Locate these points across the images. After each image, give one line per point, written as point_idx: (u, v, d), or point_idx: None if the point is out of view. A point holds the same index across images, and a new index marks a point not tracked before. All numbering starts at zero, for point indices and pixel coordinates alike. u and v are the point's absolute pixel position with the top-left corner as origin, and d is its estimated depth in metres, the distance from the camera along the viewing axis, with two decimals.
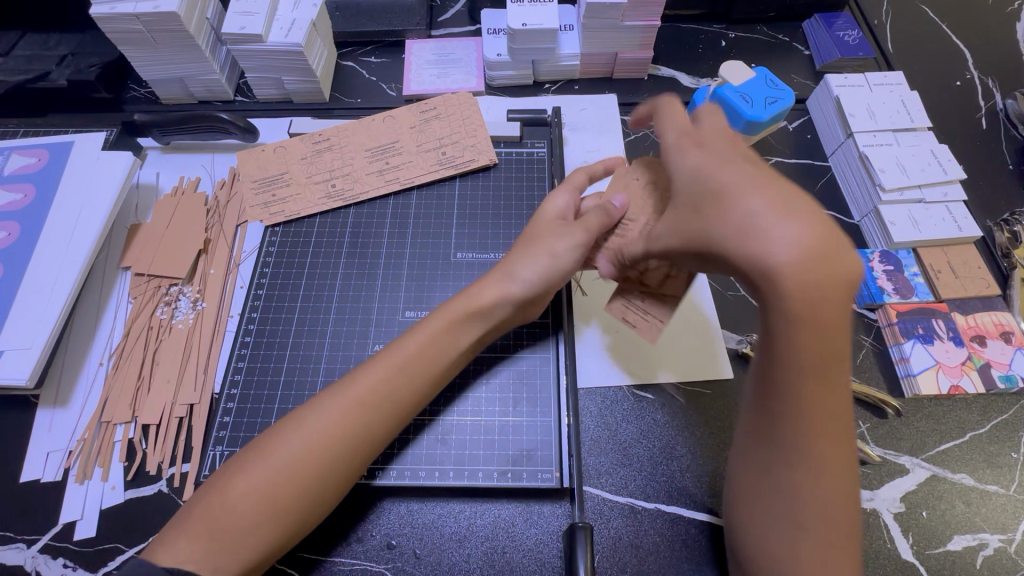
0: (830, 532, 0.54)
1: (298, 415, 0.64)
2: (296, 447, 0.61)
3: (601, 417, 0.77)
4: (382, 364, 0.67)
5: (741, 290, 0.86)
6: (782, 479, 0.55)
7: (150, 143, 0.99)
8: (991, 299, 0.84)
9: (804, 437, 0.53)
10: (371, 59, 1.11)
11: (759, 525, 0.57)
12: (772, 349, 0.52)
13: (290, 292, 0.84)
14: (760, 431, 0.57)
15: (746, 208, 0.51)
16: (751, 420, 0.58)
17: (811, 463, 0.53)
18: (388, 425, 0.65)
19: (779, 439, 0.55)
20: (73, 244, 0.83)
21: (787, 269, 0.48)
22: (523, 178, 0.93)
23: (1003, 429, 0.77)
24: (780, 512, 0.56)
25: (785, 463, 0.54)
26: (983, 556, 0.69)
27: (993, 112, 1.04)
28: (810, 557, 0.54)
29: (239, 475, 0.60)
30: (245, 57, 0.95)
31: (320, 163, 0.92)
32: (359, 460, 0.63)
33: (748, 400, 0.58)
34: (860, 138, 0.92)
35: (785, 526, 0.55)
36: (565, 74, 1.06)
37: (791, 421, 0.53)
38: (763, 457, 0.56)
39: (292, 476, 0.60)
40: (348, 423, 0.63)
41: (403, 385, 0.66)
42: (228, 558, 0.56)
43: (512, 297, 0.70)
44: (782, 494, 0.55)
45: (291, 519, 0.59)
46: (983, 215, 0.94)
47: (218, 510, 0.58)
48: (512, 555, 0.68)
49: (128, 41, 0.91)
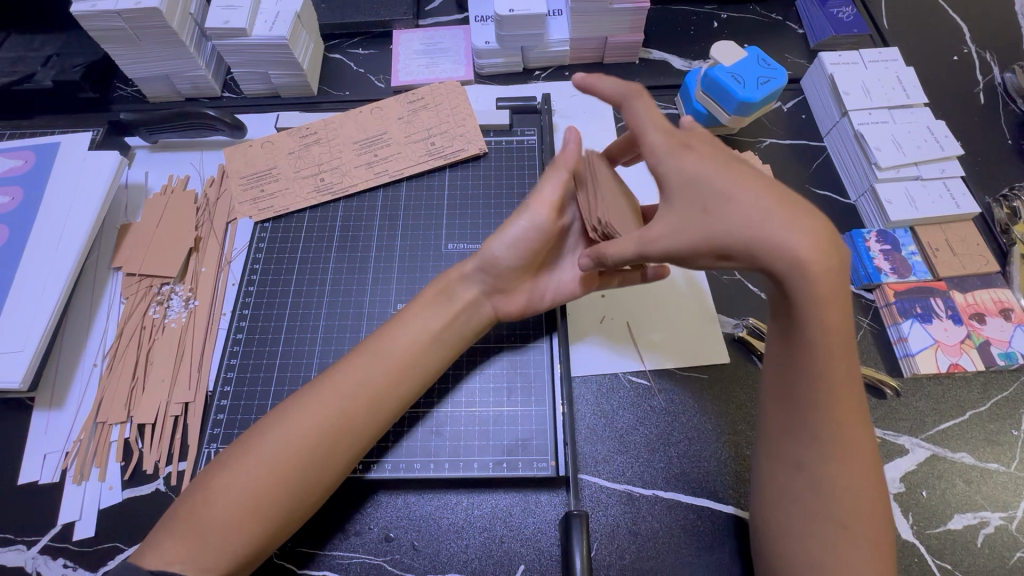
0: (863, 524, 0.57)
1: (281, 408, 0.64)
2: (279, 438, 0.61)
3: (596, 405, 0.76)
4: (363, 355, 0.67)
5: (736, 274, 0.85)
6: (818, 476, 0.58)
7: (138, 142, 0.98)
8: (990, 276, 0.83)
9: (832, 430, 0.58)
10: (359, 51, 1.09)
11: (797, 520, 0.59)
12: (799, 352, 0.57)
13: (281, 288, 0.83)
14: (785, 430, 0.61)
15: (758, 204, 0.54)
16: (774, 419, 0.62)
17: (842, 456, 0.58)
18: (370, 413, 0.65)
19: (807, 434, 0.59)
20: (62, 246, 0.83)
21: (807, 258, 0.52)
22: (514, 167, 0.92)
23: (1004, 407, 0.76)
24: (819, 512, 0.58)
25: (814, 454, 0.58)
26: (984, 535, 0.69)
27: (991, 86, 1.03)
28: (852, 550, 0.57)
29: (224, 469, 0.60)
30: (231, 52, 0.94)
31: (308, 157, 0.91)
32: (341, 448, 0.63)
33: (770, 397, 0.62)
34: (854, 116, 0.91)
35: (827, 525, 0.58)
36: (555, 60, 1.04)
37: (818, 416, 0.58)
38: (794, 451, 0.60)
39: (272, 467, 0.60)
40: (330, 412, 0.63)
41: (379, 370, 0.66)
42: (216, 555, 0.57)
43: (478, 281, 0.73)
44: (819, 491, 0.58)
45: (275, 513, 0.59)
46: (982, 191, 0.92)
47: (202, 506, 0.58)
48: (510, 544, 0.68)
49: (111, 39, 0.90)
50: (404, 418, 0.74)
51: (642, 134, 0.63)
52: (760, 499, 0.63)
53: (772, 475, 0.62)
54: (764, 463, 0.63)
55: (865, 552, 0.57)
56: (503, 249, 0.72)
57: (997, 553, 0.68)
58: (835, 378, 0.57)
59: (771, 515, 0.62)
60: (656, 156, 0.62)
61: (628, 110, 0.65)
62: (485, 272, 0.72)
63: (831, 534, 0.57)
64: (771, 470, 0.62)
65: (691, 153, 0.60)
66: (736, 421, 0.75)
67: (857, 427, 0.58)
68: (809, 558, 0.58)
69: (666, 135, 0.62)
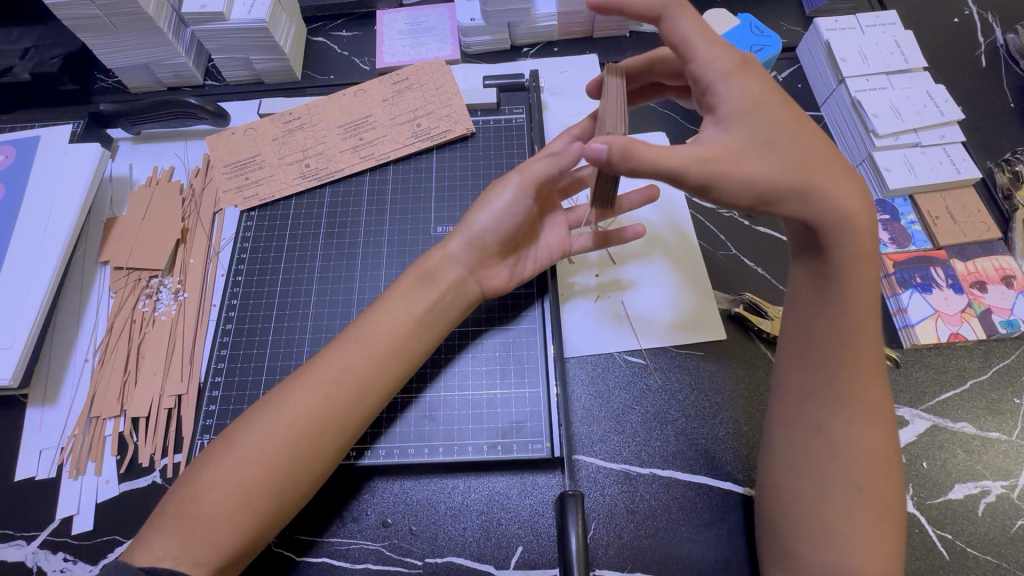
0: (866, 489, 0.57)
1: (271, 399, 0.64)
2: (268, 430, 0.61)
3: (592, 385, 0.76)
4: (346, 342, 0.66)
5: (732, 250, 0.84)
6: (837, 438, 0.59)
7: (120, 134, 0.97)
8: (991, 243, 0.82)
9: (853, 387, 0.59)
10: (342, 33, 1.07)
11: (802, 489, 0.59)
12: (825, 313, 0.61)
13: (269, 278, 0.82)
14: (807, 387, 0.62)
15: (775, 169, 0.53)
16: (790, 384, 0.63)
17: (856, 415, 0.59)
18: (360, 404, 0.64)
19: (829, 393, 0.60)
20: (47, 241, 0.82)
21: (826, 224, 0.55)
22: (503, 146, 0.90)
23: (1005, 375, 0.75)
24: (832, 474, 0.58)
25: (837, 421, 0.59)
26: (985, 504, 0.68)
27: (993, 48, 0.99)
28: (862, 518, 0.56)
29: (212, 466, 0.60)
30: (209, 38, 0.91)
31: (292, 143, 0.89)
32: (328, 439, 0.62)
33: (788, 362, 0.64)
34: (851, 83, 0.88)
35: (845, 488, 0.57)
36: (543, 36, 1.02)
37: (840, 374, 0.59)
38: (813, 412, 0.61)
39: (261, 462, 0.59)
40: (316, 403, 0.62)
41: (364, 359, 0.65)
42: (208, 549, 0.57)
43: (460, 260, 0.72)
44: (837, 453, 0.58)
45: (267, 505, 0.59)
46: (983, 156, 0.90)
47: (191, 501, 0.58)
48: (507, 525, 0.68)
49: (86, 27, 0.87)
50: (397, 404, 0.73)
51: (692, 49, 0.58)
52: (768, 471, 0.62)
53: (789, 441, 0.62)
54: (779, 429, 0.63)
55: (869, 519, 0.56)
56: (480, 228, 0.71)
57: (998, 521, 0.67)
58: (858, 332, 0.59)
59: (783, 481, 0.61)
60: (715, 73, 0.57)
61: (667, 23, 0.59)
62: (469, 252, 0.72)
63: (846, 497, 0.57)
64: (788, 435, 0.62)
65: (752, 80, 0.57)
66: (732, 397, 0.74)
67: (875, 385, 0.59)
68: (815, 530, 0.58)
69: (727, 52, 0.57)
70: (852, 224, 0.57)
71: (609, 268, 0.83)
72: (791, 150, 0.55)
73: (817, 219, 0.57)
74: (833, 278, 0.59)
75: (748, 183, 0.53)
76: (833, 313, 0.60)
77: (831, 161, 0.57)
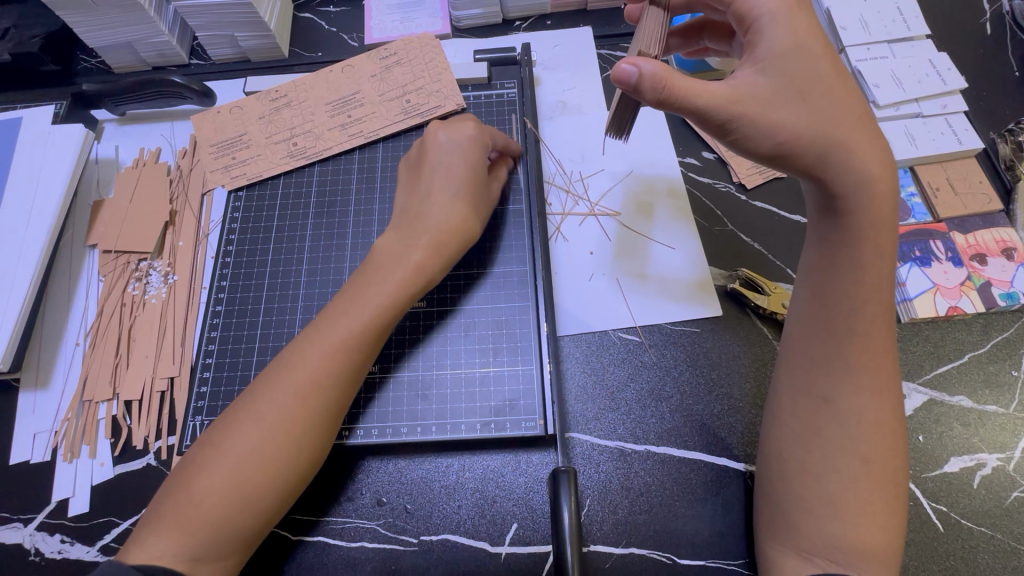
0: (870, 467, 0.57)
1: (254, 402, 0.60)
2: (254, 440, 0.58)
3: (586, 362, 0.75)
4: (314, 343, 0.62)
5: (729, 226, 0.82)
6: (846, 408, 0.58)
7: (105, 115, 0.95)
8: (992, 216, 0.80)
9: (862, 354, 0.59)
10: (330, 9, 1.04)
11: (808, 466, 0.59)
12: (835, 283, 0.61)
13: (259, 259, 0.81)
14: (818, 357, 0.61)
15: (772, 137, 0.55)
16: (798, 355, 0.63)
17: (867, 387, 0.58)
18: (323, 401, 0.61)
19: (839, 362, 0.60)
20: (33, 224, 0.81)
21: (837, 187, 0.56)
22: (493, 122, 0.88)
23: (1004, 348, 0.74)
24: (837, 445, 0.58)
25: (846, 388, 0.59)
26: (980, 476, 0.68)
27: (998, 15, 0.97)
28: (864, 491, 0.56)
29: (204, 472, 0.57)
30: (192, 15, 0.89)
31: (279, 121, 0.87)
32: (306, 443, 0.60)
33: (797, 328, 0.64)
34: (852, 52, 0.88)
35: (851, 458, 0.57)
36: (536, 9, 0.99)
37: (850, 344, 0.59)
38: (823, 381, 0.60)
39: (254, 470, 0.57)
40: (292, 410, 0.59)
41: (320, 355, 0.61)
42: (207, 547, 0.55)
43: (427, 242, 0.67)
44: (844, 424, 0.58)
45: (263, 501, 0.58)
46: (987, 127, 0.87)
47: (186, 510, 0.56)
48: (502, 502, 0.68)
49: (65, 6, 0.85)
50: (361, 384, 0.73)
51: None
52: (769, 449, 0.62)
53: (796, 413, 0.61)
54: (785, 400, 0.63)
55: (869, 491, 0.56)
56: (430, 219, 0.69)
57: (993, 493, 0.67)
58: (871, 304, 0.59)
59: (786, 451, 0.60)
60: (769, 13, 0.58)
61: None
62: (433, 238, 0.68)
63: (853, 469, 0.57)
64: (796, 406, 0.61)
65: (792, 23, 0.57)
66: (729, 373, 0.73)
67: (886, 356, 0.59)
68: (817, 504, 0.57)
69: None
70: (869, 188, 0.58)
71: (605, 246, 0.82)
72: (818, 106, 0.56)
73: (828, 181, 0.58)
74: (848, 243, 0.60)
75: (765, 137, 0.56)
76: (843, 282, 0.60)
77: (825, 139, 0.55)
